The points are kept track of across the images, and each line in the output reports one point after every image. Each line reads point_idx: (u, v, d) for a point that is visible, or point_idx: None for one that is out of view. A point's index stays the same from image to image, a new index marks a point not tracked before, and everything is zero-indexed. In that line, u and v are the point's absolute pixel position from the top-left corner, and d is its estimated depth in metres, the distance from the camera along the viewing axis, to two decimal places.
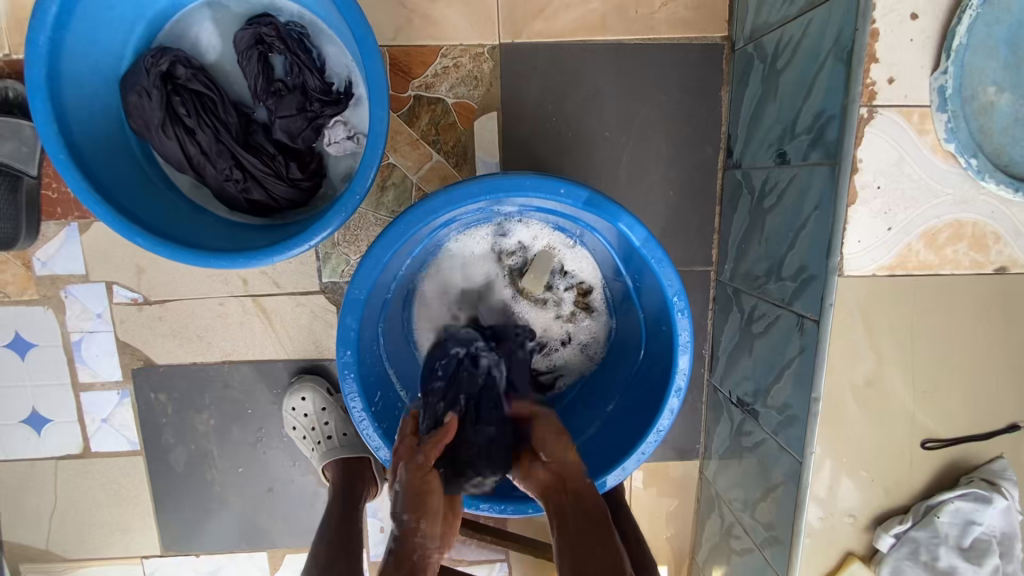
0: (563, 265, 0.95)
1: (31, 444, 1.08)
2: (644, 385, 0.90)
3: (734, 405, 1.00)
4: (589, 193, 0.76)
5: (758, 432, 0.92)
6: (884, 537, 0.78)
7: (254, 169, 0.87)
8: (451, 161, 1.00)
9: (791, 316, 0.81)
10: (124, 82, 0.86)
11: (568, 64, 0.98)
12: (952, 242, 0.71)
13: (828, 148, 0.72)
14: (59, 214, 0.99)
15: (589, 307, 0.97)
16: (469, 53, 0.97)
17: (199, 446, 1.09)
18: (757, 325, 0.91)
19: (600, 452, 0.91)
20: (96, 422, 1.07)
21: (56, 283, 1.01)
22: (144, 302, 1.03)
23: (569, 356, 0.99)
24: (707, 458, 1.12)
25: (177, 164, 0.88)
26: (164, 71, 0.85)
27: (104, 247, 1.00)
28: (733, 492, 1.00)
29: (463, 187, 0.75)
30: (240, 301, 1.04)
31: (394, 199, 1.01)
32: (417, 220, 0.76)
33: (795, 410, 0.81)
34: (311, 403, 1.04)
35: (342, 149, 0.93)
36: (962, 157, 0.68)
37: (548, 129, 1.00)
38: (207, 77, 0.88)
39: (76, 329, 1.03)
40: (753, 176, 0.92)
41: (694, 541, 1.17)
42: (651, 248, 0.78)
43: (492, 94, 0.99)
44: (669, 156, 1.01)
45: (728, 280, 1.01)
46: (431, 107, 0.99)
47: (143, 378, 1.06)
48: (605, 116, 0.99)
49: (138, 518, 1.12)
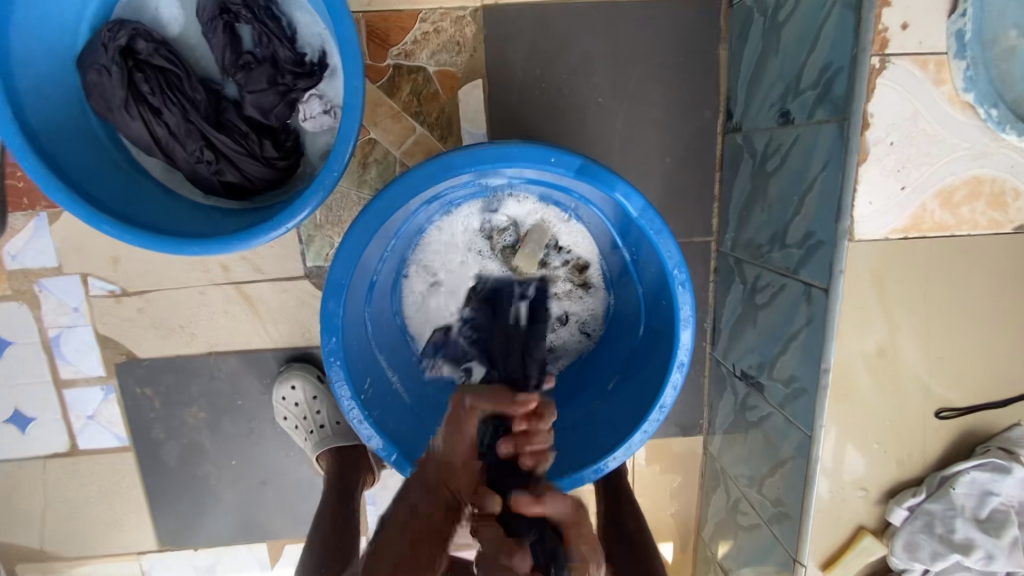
0: (557, 240, 0.91)
1: (17, 443, 1.05)
2: (645, 362, 0.86)
3: (738, 378, 0.96)
4: (581, 160, 0.71)
5: (763, 406, 0.88)
6: (896, 510, 0.76)
7: (226, 148, 0.83)
8: (436, 134, 0.95)
9: (798, 285, 0.77)
10: (80, 59, 0.80)
11: (556, 26, 0.92)
12: (968, 201, 0.67)
13: (835, 103, 0.67)
14: (25, 205, 0.94)
15: (585, 284, 0.94)
16: (450, 17, 0.91)
17: (190, 439, 1.06)
18: (761, 296, 0.87)
19: (600, 434, 0.88)
20: (82, 419, 1.04)
21: (29, 277, 0.97)
22: (122, 295, 0.99)
23: (567, 335, 0.96)
24: (711, 433, 1.09)
25: (145, 147, 0.83)
26: (123, 46, 0.79)
27: (76, 238, 0.95)
28: (739, 468, 0.98)
29: (447, 159, 0.71)
30: (222, 289, 0.99)
31: (377, 176, 0.95)
32: (398, 196, 0.72)
33: (803, 382, 0.77)
34: (302, 392, 1.00)
35: (320, 125, 0.87)
36: (982, 108, 0.63)
37: (538, 97, 0.94)
38: (170, 51, 0.82)
39: (53, 324, 0.99)
40: (755, 139, 0.87)
41: (700, 517, 1.15)
42: (649, 218, 0.74)
43: (476, 61, 0.93)
44: (665, 121, 0.96)
45: (730, 250, 0.97)
46: (412, 77, 0.93)
47: (127, 372, 1.02)
48: (597, 81, 0.94)
49: (132, 514, 1.10)
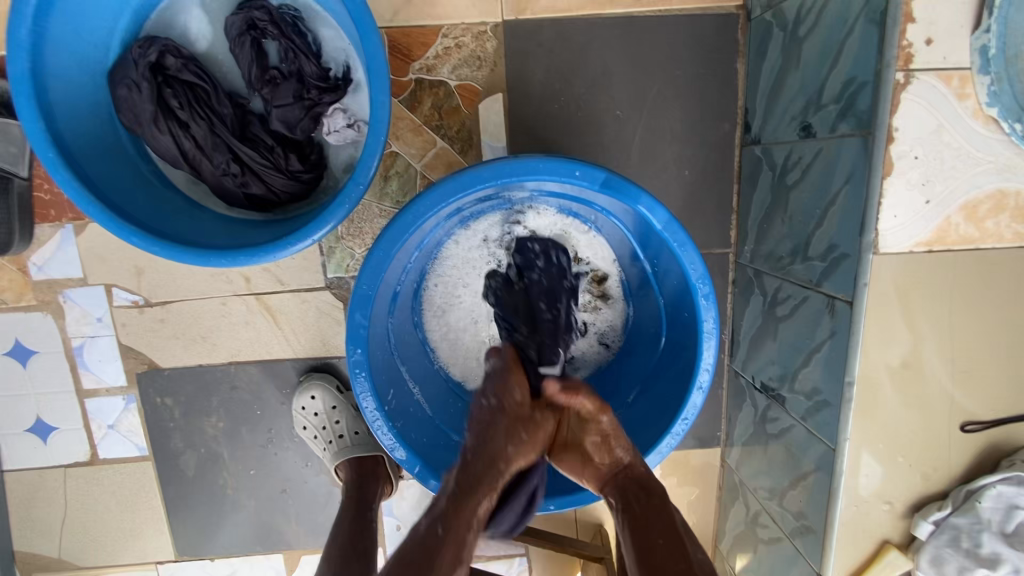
0: (577, 252, 0.92)
1: (38, 452, 1.06)
2: (666, 373, 0.86)
3: (758, 390, 0.96)
4: (605, 174, 0.72)
5: (785, 418, 0.88)
6: (923, 524, 0.76)
7: (252, 161, 0.84)
8: (457, 146, 0.96)
9: (820, 298, 0.77)
10: (112, 75, 0.82)
11: (575, 40, 0.93)
12: (993, 214, 0.67)
13: (859, 117, 0.68)
14: (52, 217, 0.95)
15: (605, 295, 0.94)
16: (471, 32, 0.93)
17: (209, 449, 1.06)
18: (782, 308, 0.87)
19: None
20: (102, 428, 1.05)
21: (54, 288, 0.98)
22: (145, 305, 1.00)
23: (587, 346, 0.96)
24: (729, 445, 1.09)
25: (172, 160, 0.84)
26: (153, 62, 0.81)
27: (101, 249, 0.97)
28: (759, 480, 0.97)
29: (473, 172, 0.72)
30: (243, 300, 1.00)
31: (398, 188, 0.97)
32: (424, 208, 0.72)
33: (827, 395, 0.77)
34: (321, 403, 1.01)
35: (343, 138, 0.88)
36: (1006, 122, 0.64)
37: (557, 110, 0.95)
38: (198, 67, 0.83)
39: (76, 334, 1.00)
40: (774, 152, 0.87)
41: (718, 530, 1.14)
42: (672, 230, 0.75)
43: (497, 75, 0.94)
44: (684, 134, 0.97)
45: (748, 262, 0.97)
46: (433, 91, 0.94)
47: (148, 381, 1.03)
48: (615, 94, 0.95)
49: (150, 525, 1.10)
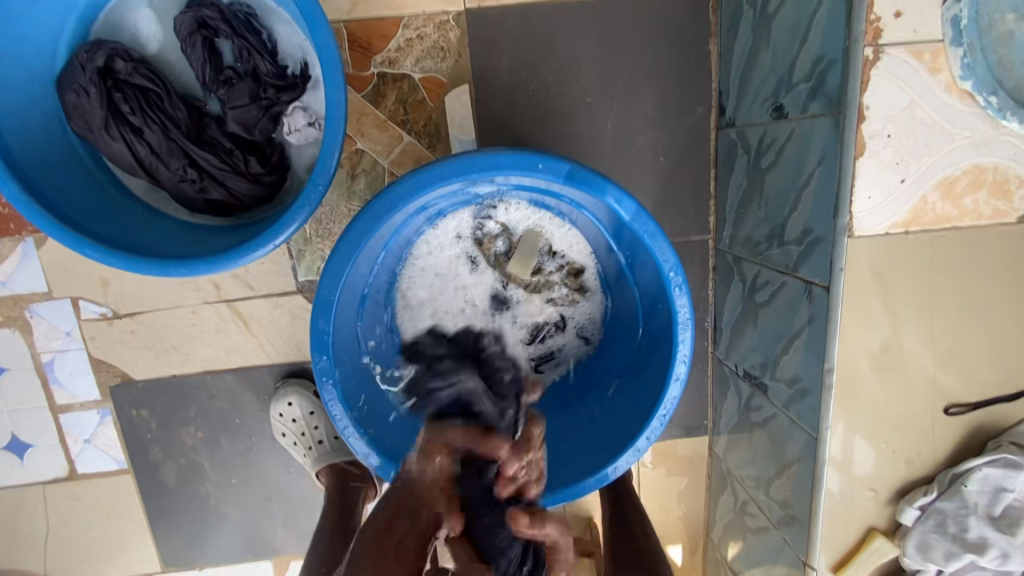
0: (551, 245, 0.90)
1: (15, 470, 1.04)
2: (645, 365, 0.85)
3: (741, 378, 0.94)
4: (569, 166, 0.70)
5: (767, 407, 0.87)
6: (908, 510, 0.74)
7: (210, 166, 0.81)
8: (424, 141, 0.93)
9: (797, 284, 0.75)
10: (60, 81, 0.79)
11: (540, 27, 0.90)
12: (970, 191, 0.65)
13: (829, 97, 0.65)
14: (12, 231, 0.93)
15: (582, 288, 0.92)
16: (433, 22, 0.90)
17: (189, 459, 1.05)
18: (761, 295, 0.85)
19: (602, 438, 0.87)
20: (79, 443, 1.03)
21: (19, 304, 0.96)
22: (113, 317, 0.98)
23: (566, 339, 0.95)
24: (716, 434, 1.07)
25: (129, 168, 0.82)
26: (101, 66, 0.78)
27: (65, 262, 0.94)
28: (746, 468, 0.96)
29: (432, 170, 0.69)
30: (214, 307, 0.98)
31: (366, 187, 0.94)
32: (383, 210, 0.70)
33: (807, 382, 0.75)
34: (299, 409, 0.99)
35: (304, 138, 0.85)
36: (981, 95, 0.61)
37: (526, 99, 0.93)
38: (149, 69, 0.81)
39: (45, 349, 0.98)
40: (749, 134, 0.85)
41: (708, 519, 1.13)
42: (641, 221, 0.72)
43: (461, 65, 0.91)
44: (657, 120, 0.94)
45: (728, 248, 0.95)
46: (397, 84, 0.91)
47: (123, 394, 1.01)
48: (585, 81, 0.92)
49: (135, 537, 1.09)
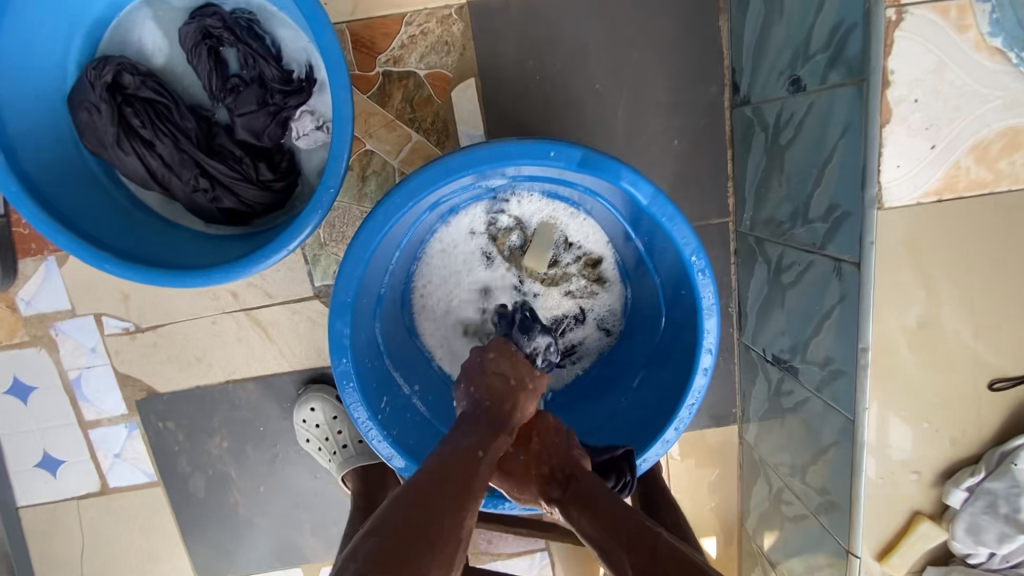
0: (567, 237, 0.88)
1: (49, 486, 1.06)
2: (670, 354, 0.83)
3: (770, 363, 0.92)
4: (582, 152, 0.68)
5: (799, 391, 0.84)
6: (955, 492, 0.71)
7: (222, 175, 0.81)
8: (433, 138, 0.92)
9: (825, 262, 0.72)
10: (71, 99, 0.80)
11: (545, 15, 0.89)
12: (1007, 154, 0.61)
13: (850, 64, 0.63)
14: (33, 250, 0.94)
15: (601, 279, 0.90)
16: (435, 17, 0.89)
17: (216, 469, 1.05)
18: (787, 276, 0.83)
19: (630, 431, 0.85)
20: (109, 457, 1.04)
21: (44, 322, 0.97)
22: (136, 331, 0.98)
23: (587, 333, 0.93)
24: (746, 421, 1.05)
25: (142, 182, 0.82)
26: (110, 82, 0.79)
27: (86, 279, 0.95)
28: (779, 456, 0.93)
29: (442, 164, 0.68)
30: (234, 316, 0.98)
31: (377, 188, 0.93)
32: (395, 208, 0.69)
33: (840, 363, 0.72)
34: (322, 414, 0.99)
35: (313, 142, 0.85)
36: (1013, 52, 0.59)
37: (534, 90, 0.91)
38: (157, 82, 0.81)
39: (72, 366, 0.99)
40: (765, 110, 0.82)
41: (742, 510, 1.11)
42: (659, 205, 0.70)
43: (466, 60, 0.90)
44: (669, 102, 0.92)
45: (749, 230, 0.92)
46: (402, 83, 0.91)
47: (149, 407, 1.02)
48: (593, 67, 0.90)
49: (168, 548, 1.10)
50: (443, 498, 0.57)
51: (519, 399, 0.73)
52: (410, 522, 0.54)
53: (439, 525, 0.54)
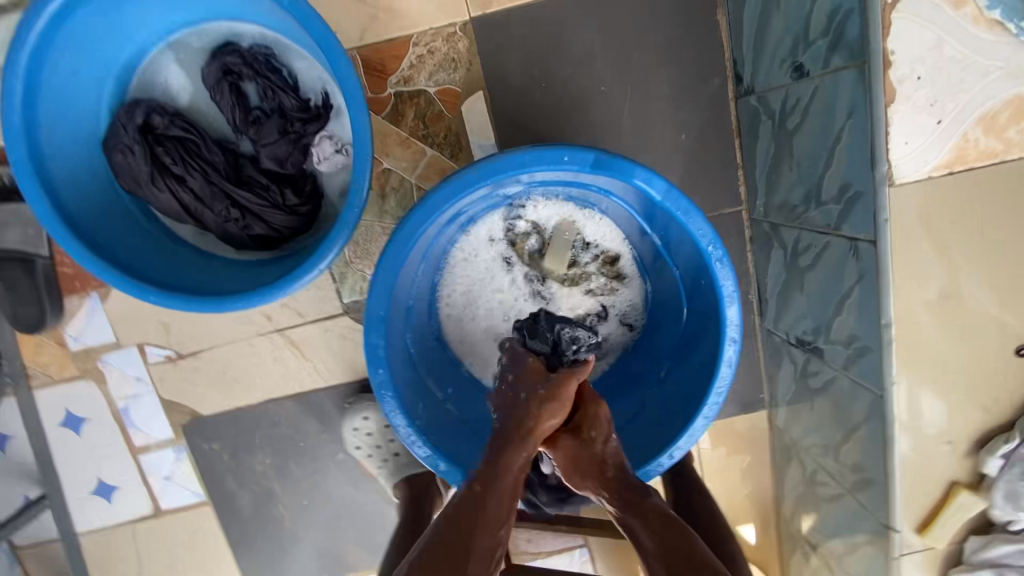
0: (584, 237, 0.91)
1: (105, 512, 1.10)
2: (695, 343, 0.84)
3: (794, 346, 0.93)
4: (595, 154, 0.70)
5: (826, 371, 0.85)
6: (991, 461, 0.71)
7: (251, 204, 0.85)
8: (447, 152, 0.96)
9: (842, 242, 0.73)
10: (106, 143, 0.84)
11: (546, 24, 0.91)
12: (1015, 122, 0.62)
13: (850, 47, 0.64)
14: (78, 288, 0.99)
15: (620, 275, 0.93)
16: (441, 36, 0.92)
17: (261, 486, 1.09)
18: (804, 259, 0.84)
19: (660, 424, 0.87)
20: (159, 481, 1.09)
21: (92, 356, 1.02)
22: (177, 358, 1.03)
23: (610, 329, 0.95)
24: (775, 406, 1.05)
25: (176, 215, 0.86)
26: (141, 124, 0.83)
27: (128, 311, 1.00)
28: (811, 437, 0.93)
29: (461, 176, 0.71)
30: (269, 337, 1.02)
31: (397, 204, 0.97)
32: (419, 222, 0.72)
33: (865, 341, 0.73)
34: (373, 423, 1.04)
35: (334, 164, 0.88)
36: (1012, 22, 0.60)
37: (541, 97, 0.94)
38: (185, 120, 0.86)
39: (120, 396, 1.04)
40: (770, 98, 0.84)
41: (777, 494, 1.11)
42: (673, 199, 0.72)
43: (473, 73, 0.93)
44: (675, 97, 0.94)
45: (763, 216, 0.94)
46: (413, 101, 0.94)
47: (194, 430, 1.06)
48: (597, 70, 0.93)
49: (220, 565, 1.13)
50: (474, 519, 0.61)
51: (538, 415, 0.69)
52: (446, 548, 0.58)
53: (476, 544, 0.59)
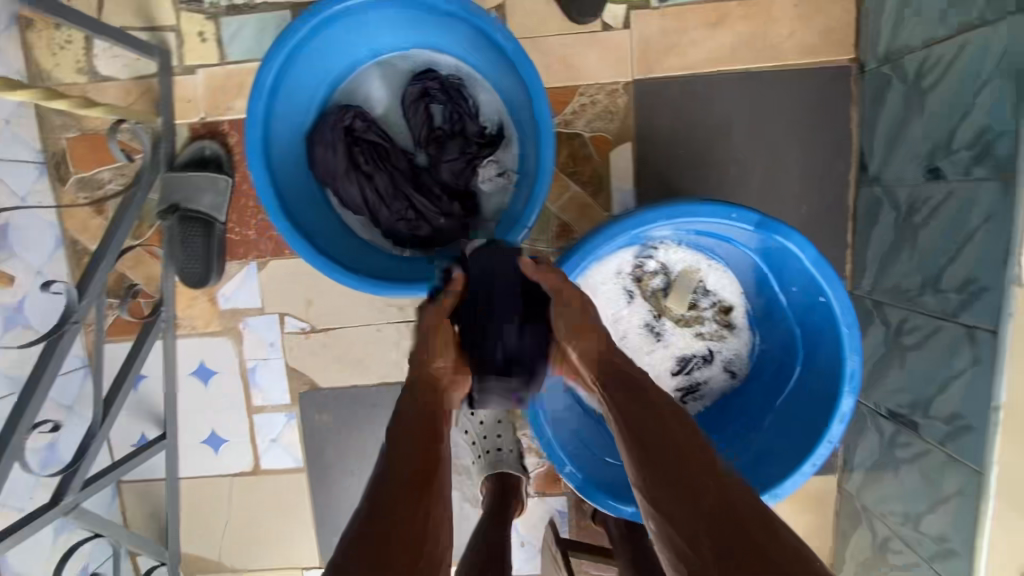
0: (705, 284, 1.01)
1: (210, 462, 1.19)
2: (812, 402, 0.91)
3: (884, 417, 1.00)
4: (759, 216, 0.83)
5: (919, 444, 0.92)
6: None
7: (425, 208, 0.97)
8: (589, 190, 1.07)
9: (958, 328, 0.82)
10: (309, 137, 0.97)
11: (699, 94, 1.04)
12: None
13: (998, 162, 0.74)
14: (240, 255, 1.11)
15: (731, 324, 1.02)
16: (604, 90, 1.04)
17: (357, 462, 1.17)
18: (910, 338, 0.93)
19: (759, 469, 0.94)
20: (266, 441, 1.18)
21: (236, 316, 1.13)
22: (311, 331, 1.13)
23: (713, 373, 1.04)
24: (848, 470, 1.12)
25: (355, 207, 0.97)
26: (346, 125, 0.96)
27: (279, 282, 1.11)
28: (889, 505, 0.99)
29: (639, 217, 0.84)
30: (396, 326, 1.13)
31: (535, 229, 1.08)
32: (599, 247, 0.85)
33: (970, 420, 0.80)
34: (489, 413, 1.11)
35: (495, 185, 1.00)
36: None
37: (682, 156, 1.05)
38: (379, 129, 0.98)
39: (251, 357, 1.15)
40: (897, 191, 0.94)
41: (836, 557, 1.16)
42: (822, 267, 0.84)
43: (626, 126, 1.05)
44: (801, 176, 1.05)
45: (867, 293, 1.03)
46: (569, 142, 1.06)
47: (309, 400, 1.15)
48: (736, 141, 1.05)
49: (302, 531, 1.21)
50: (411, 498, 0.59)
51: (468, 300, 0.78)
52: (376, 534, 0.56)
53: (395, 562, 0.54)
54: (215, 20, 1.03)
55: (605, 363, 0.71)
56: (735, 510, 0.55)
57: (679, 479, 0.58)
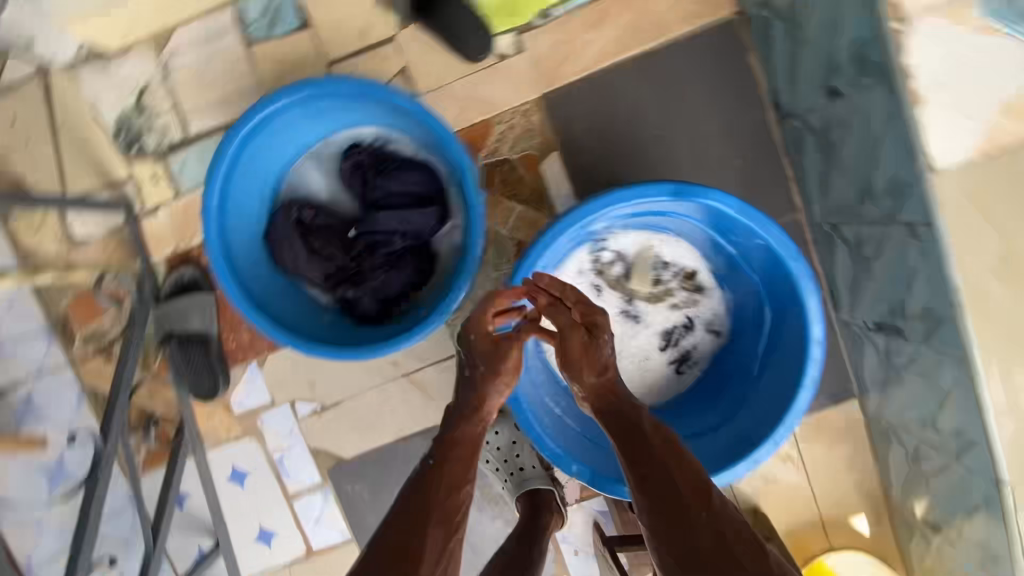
0: (664, 258, 1.05)
1: (266, 557, 1.25)
2: (789, 337, 0.94)
3: (873, 331, 1.01)
4: (673, 184, 0.89)
5: (909, 347, 0.92)
6: None
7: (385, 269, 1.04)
8: (533, 205, 1.13)
9: (902, 227, 0.83)
10: (266, 238, 1.05)
11: (605, 88, 1.10)
12: None
13: (879, 68, 0.79)
14: (241, 358, 1.19)
15: (700, 287, 1.05)
16: (519, 112, 1.11)
17: None
18: (869, 250, 0.94)
19: (763, 415, 0.96)
20: (311, 523, 1.23)
21: (253, 416, 1.20)
22: (321, 410, 1.19)
23: (698, 337, 1.06)
24: (864, 391, 1.12)
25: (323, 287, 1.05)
26: (295, 218, 1.04)
27: (281, 374, 1.19)
28: (907, 414, 0.99)
29: (567, 219, 0.91)
30: (397, 382, 1.18)
31: (495, 255, 1.14)
32: (539, 255, 0.92)
33: (940, 311, 0.81)
34: (504, 435, 1.17)
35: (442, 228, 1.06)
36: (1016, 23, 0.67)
37: (608, 148, 1.11)
38: (326, 211, 1.06)
39: (276, 449, 1.21)
40: (811, 117, 0.98)
41: (884, 480, 1.14)
42: (747, 212, 0.89)
43: (549, 137, 1.11)
44: (723, 131, 1.09)
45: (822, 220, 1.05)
46: (501, 168, 1.12)
47: (338, 473, 1.21)
48: (653, 118, 1.10)
49: None
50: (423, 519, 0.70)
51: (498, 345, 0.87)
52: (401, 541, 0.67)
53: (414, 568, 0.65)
54: (165, 159, 1.13)
55: (600, 393, 0.81)
56: (714, 521, 0.65)
57: (681, 504, 0.66)
